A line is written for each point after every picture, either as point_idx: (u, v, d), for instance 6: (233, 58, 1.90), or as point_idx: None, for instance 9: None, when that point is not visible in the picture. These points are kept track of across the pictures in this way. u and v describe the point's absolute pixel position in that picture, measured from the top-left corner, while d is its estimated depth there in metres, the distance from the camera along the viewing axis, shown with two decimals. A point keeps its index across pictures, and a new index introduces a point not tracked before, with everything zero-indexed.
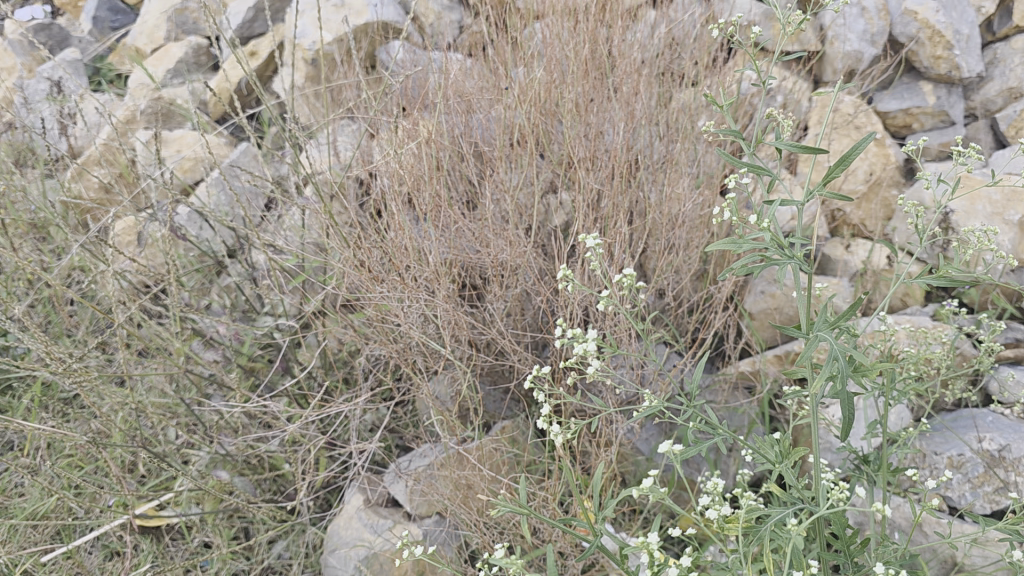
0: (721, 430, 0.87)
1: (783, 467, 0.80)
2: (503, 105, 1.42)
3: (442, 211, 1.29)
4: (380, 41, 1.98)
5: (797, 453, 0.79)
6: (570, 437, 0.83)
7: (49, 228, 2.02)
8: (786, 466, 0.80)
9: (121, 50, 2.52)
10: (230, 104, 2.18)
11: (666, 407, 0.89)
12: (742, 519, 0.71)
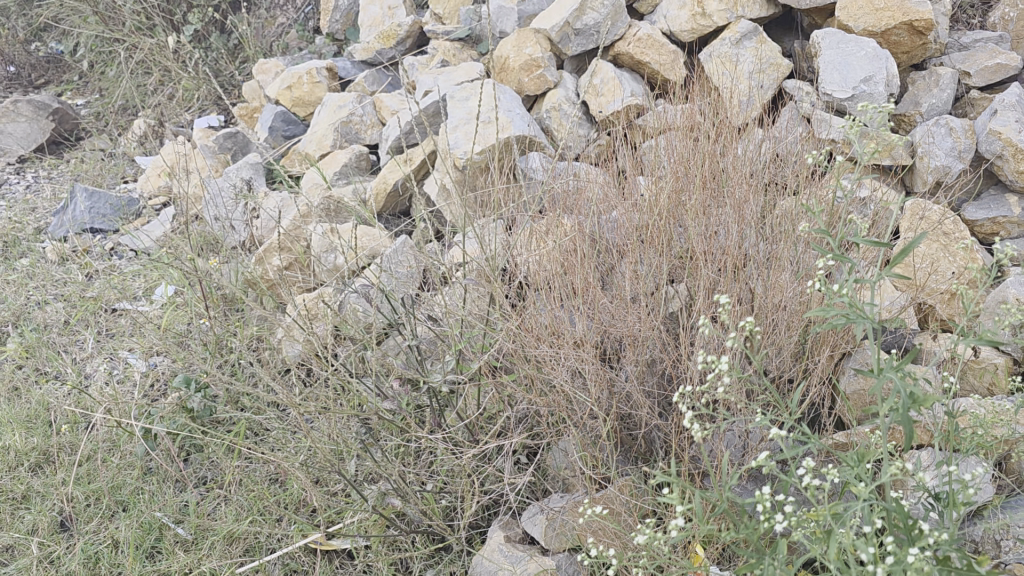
0: (814, 445, 1.09)
1: (859, 474, 1.00)
2: (636, 207, 1.73)
3: (589, 290, 1.58)
4: (522, 152, 2.34)
5: (868, 462, 1.00)
6: (702, 439, 1.11)
7: (236, 302, 2.40)
8: (862, 474, 1.00)
9: (294, 155, 2.96)
10: (388, 202, 2.55)
11: (772, 429, 1.14)
12: (823, 501, 0.92)
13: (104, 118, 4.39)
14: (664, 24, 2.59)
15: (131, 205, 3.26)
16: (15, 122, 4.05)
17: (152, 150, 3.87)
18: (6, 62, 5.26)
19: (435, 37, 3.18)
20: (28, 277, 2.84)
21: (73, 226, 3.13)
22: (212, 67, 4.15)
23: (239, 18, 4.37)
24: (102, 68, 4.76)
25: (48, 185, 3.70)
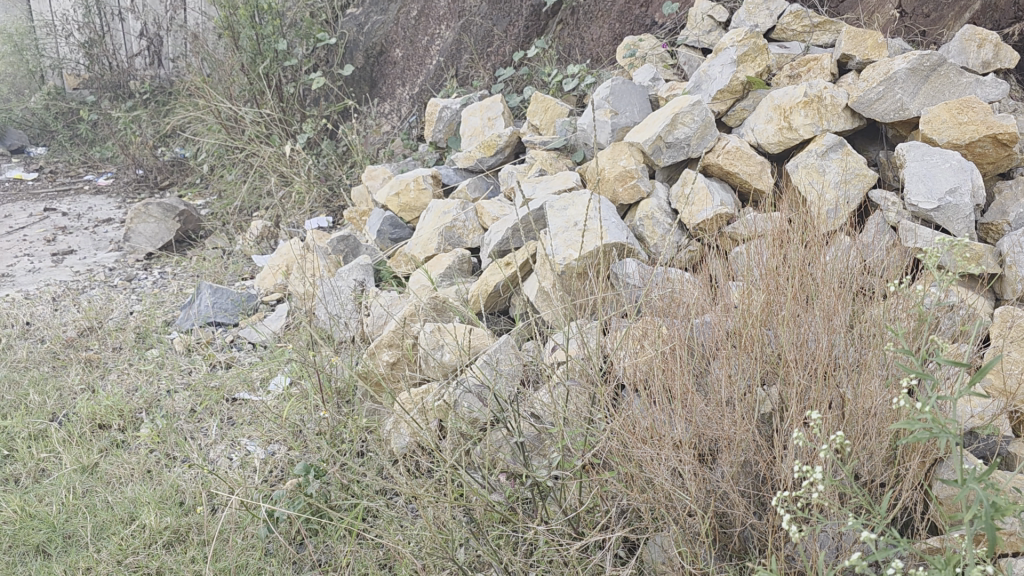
0: (904, 548, 1.16)
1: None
2: (729, 314, 1.84)
3: (686, 394, 1.69)
4: (617, 257, 2.48)
5: (956, 567, 1.07)
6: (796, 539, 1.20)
7: (349, 395, 2.58)
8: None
9: (400, 257, 3.19)
10: (488, 303, 2.73)
11: (862, 533, 1.22)
12: None
13: (223, 219, 4.76)
14: (752, 137, 2.74)
15: (250, 300, 3.54)
16: (146, 222, 4.44)
17: (267, 249, 4.18)
18: (137, 166, 5.75)
19: (533, 146, 3.42)
20: (159, 367, 3.11)
21: (198, 319, 3.41)
22: (323, 171, 4.49)
23: (348, 126, 4.73)
24: (222, 172, 5.16)
25: (174, 280, 4.03)
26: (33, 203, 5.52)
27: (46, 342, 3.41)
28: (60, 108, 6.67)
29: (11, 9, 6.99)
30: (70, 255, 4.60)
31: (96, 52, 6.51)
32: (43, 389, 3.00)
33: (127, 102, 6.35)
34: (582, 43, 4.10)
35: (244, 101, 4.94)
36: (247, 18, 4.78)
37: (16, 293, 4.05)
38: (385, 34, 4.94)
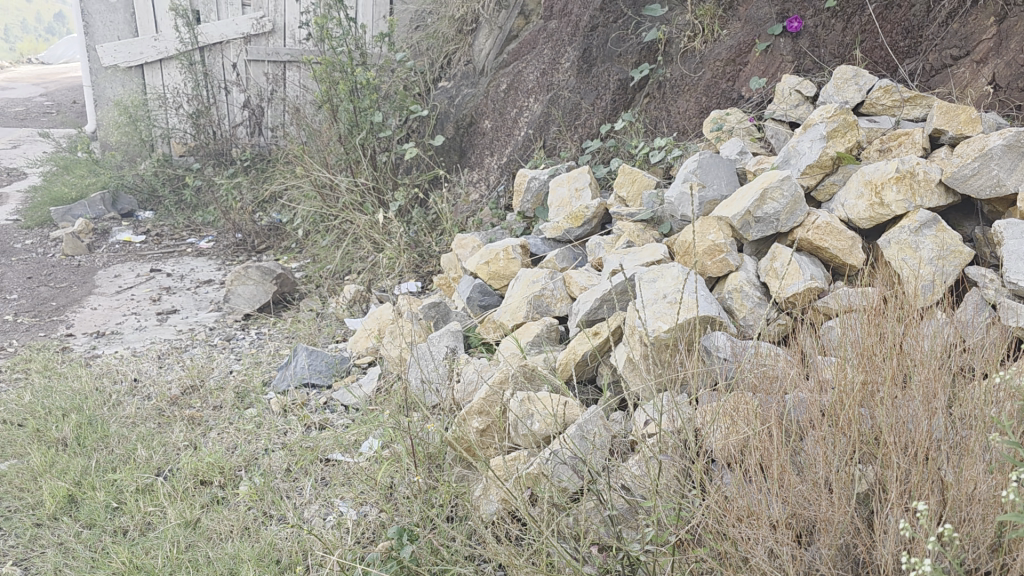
0: None
1: None
2: (823, 391, 1.83)
3: (782, 473, 1.69)
4: (705, 331, 2.50)
5: None
6: None
7: (440, 460, 2.65)
8: None
9: (490, 324, 3.29)
10: (575, 371, 2.78)
11: None
12: None
13: (317, 281, 4.94)
14: (843, 213, 2.75)
15: (342, 363, 3.66)
16: (245, 284, 4.64)
17: (359, 313, 4.33)
18: (237, 230, 6.01)
19: (620, 218, 3.50)
20: (256, 426, 3.25)
21: (293, 379, 3.56)
22: (414, 238, 4.66)
23: (439, 194, 4.91)
24: (316, 238, 5.37)
25: (270, 341, 4.21)
26: (140, 264, 5.83)
27: (152, 399, 3.59)
28: (167, 175, 6.96)
29: (127, 82, 7.32)
30: (174, 314, 4.85)
31: (202, 122, 6.93)
32: (150, 444, 3.16)
33: (229, 169, 6.71)
34: (669, 115, 4.18)
35: (340, 170, 5.18)
36: (347, 92, 5.06)
37: (124, 351, 4.28)
38: (476, 106, 5.15)
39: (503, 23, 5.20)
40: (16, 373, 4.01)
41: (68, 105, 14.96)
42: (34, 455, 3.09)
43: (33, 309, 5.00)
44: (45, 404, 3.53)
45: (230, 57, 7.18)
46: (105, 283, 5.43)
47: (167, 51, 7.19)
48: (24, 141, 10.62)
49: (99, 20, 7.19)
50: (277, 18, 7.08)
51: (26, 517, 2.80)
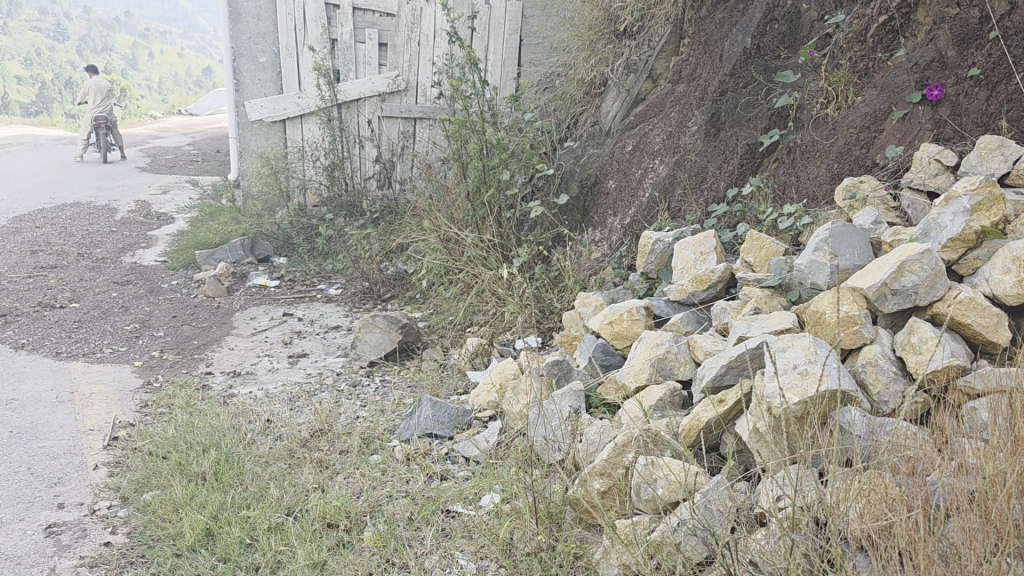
0: None
1: None
2: (971, 479, 1.76)
3: (928, 567, 1.63)
4: (835, 406, 2.42)
5: None
6: None
7: (560, 520, 2.68)
8: None
9: (611, 384, 3.32)
10: (698, 437, 2.76)
11: None
12: None
13: (439, 332, 5.08)
14: (987, 288, 2.66)
15: (464, 415, 3.75)
16: (372, 332, 4.85)
17: (480, 366, 4.44)
18: (365, 279, 6.25)
19: (746, 282, 3.49)
20: (381, 473, 3.36)
21: (417, 429, 3.67)
22: (536, 294, 4.75)
23: (561, 252, 5.00)
24: (440, 289, 5.53)
25: (394, 389, 4.35)
26: (274, 308, 6.14)
27: (284, 440, 3.76)
28: (302, 224, 7.34)
29: (270, 135, 7.76)
30: (304, 357, 5.08)
31: (337, 175, 7.34)
32: (281, 484, 3.31)
33: (360, 220, 7.02)
34: (798, 181, 4.14)
35: (466, 225, 5.35)
36: (477, 151, 5.27)
37: (258, 391, 4.50)
38: (601, 166, 5.25)
39: (632, 86, 5.37)
40: (161, 407, 4.28)
41: (210, 154, 15.96)
42: (177, 488, 3.29)
43: (176, 346, 5.33)
44: (187, 439, 3.75)
45: (366, 113, 7.66)
46: (241, 325, 5.75)
47: (309, 108, 7.63)
48: (172, 187, 11.39)
49: (249, 78, 7.59)
50: (411, 76, 7.61)
51: (168, 547, 2.98)
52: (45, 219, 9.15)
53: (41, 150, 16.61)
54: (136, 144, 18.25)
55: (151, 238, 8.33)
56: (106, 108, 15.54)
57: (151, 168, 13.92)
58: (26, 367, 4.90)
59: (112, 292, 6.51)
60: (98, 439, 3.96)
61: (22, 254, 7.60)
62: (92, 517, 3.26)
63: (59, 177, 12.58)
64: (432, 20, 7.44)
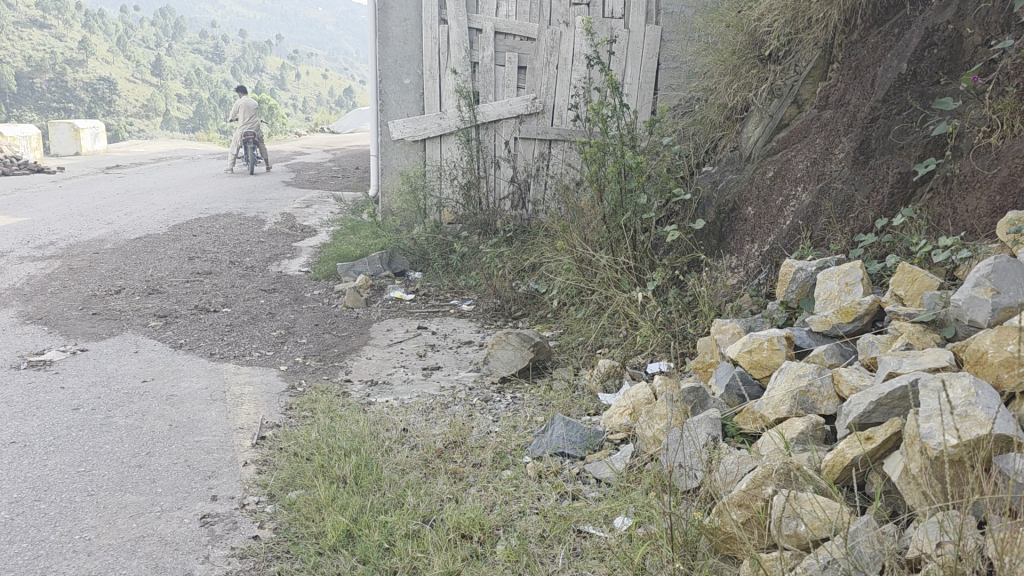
0: None
1: None
2: None
3: None
4: (999, 452, 2.29)
5: None
6: None
7: (694, 550, 2.66)
8: None
9: (749, 414, 3.27)
10: (842, 475, 2.67)
11: None
12: None
13: (570, 352, 5.12)
14: None
15: (596, 436, 3.77)
16: (504, 348, 4.93)
17: (611, 389, 4.44)
18: (496, 296, 6.36)
19: (896, 316, 3.37)
20: (514, 488, 3.42)
21: (549, 447, 3.73)
22: (668, 318, 4.72)
23: (696, 277, 4.94)
24: (572, 310, 5.56)
25: (525, 407, 4.41)
26: (409, 320, 6.34)
27: (419, 449, 3.88)
28: (438, 240, 7.55)
29: (411, 154, 8.04)
30: (437, 370, 5.22)
31: (473, 193, 7.55)
32: (417, 492, 3.42)
33: (494, 238, 7.16)
34: (955, 213, 3.96)
35: (601, 247, 5.38)
36: (615, 173, 5.30)
37: (394, 400, 4.65)
38: (739, 192, 5.18)
39: (776, 111, 5.26)
40: (304, 410, 4.50)
41: (349, 170, 16.60)
42: (321, 489, 3.45)
43: (318, 353, 5.59)
44: (330, 442, 3.93)
45: (503, 134, 7.84)
46: (378, 336, 5.97)
47: (450, 128, 7.87)
48: (314, 201, 11.93)
49: (394, 99, 7.92)
50: (548, 99, 7.72)
51: (311, 545, 3.12)
52: (201, 228, 9.77)
53: (197, 164, 17.75)
54: (282, 160, 19.28)
55: (295, 249, 8.76)
56: (255, 125, 16.44)
57: (296, 183, 14.61)
58: (183, 366, 5.24)
59: (261, 299, 6.88)
60: (248, 438, 4.19)
61: (181, 260, 8.14)
62: (242, 510, 3.45)
63: (213, 189, 13.40)
64: (571, 44, 7.54)
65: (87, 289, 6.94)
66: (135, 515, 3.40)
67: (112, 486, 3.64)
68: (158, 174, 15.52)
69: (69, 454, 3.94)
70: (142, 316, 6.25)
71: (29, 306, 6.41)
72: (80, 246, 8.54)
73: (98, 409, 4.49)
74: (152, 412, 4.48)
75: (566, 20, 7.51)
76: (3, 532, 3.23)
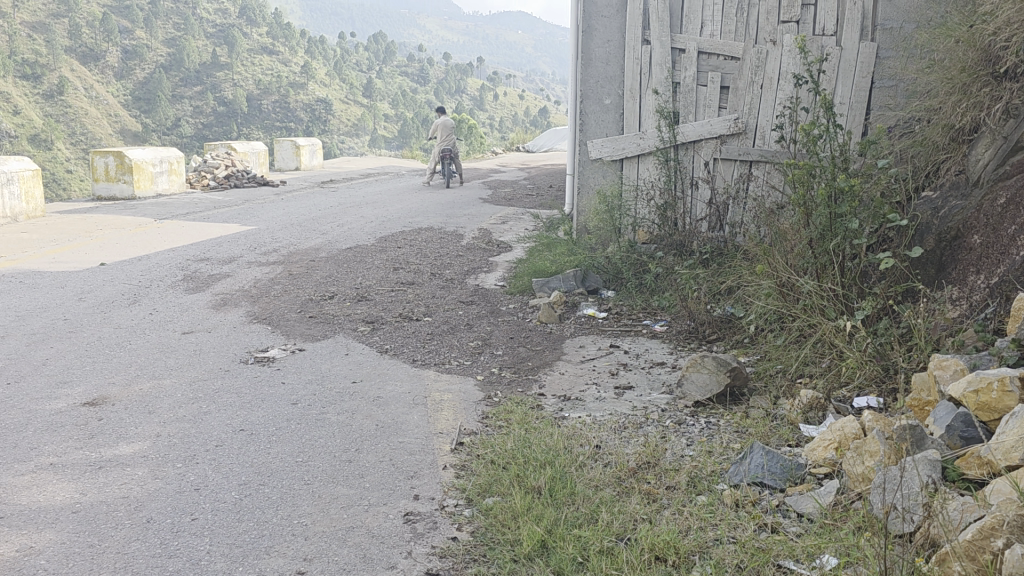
0: None
1: None
2: None
3: None
4: None
5: None
6: None
7: None
8: None
9: (974, 459, 3.03)
10: None
11: None
12: None
13: (767, 380, 4.96)
14: None
15: (798, 469, 3.62)
16: (700, 372, 4.84)
17: (814, 421, 4.26)
18: (691, 318, 6.26)
19: None
20: (709, 514, 3.36)
21: (747, 475, 3.62)
22: (880, 349, 4.48)
23: (911, 307, 4.62)
24: (771, 336, 5.37)
25: (720, 433, 4.31)
26: (601, 338, 6.37)
27: (612, 467, 3.88)
28: (632, 259, 7.48)
29: (608, 173, 8.09)
30: (630, 390, 5.20)
31: (669, 214, 7.52)
32: (611, 509, 3.44)
33: (689, 259, 7.06)
34: None
35: (806, 273, 5.17)
36: (826, 197, 5.08)
37: (587, 417, 4.69)
38: (964, 219, 4.85)
39: (1009, 131, 4.90)
40: (500, 420, 4.62)
41: (543, 189, 16.88)
42: (516, 497, 3.54)
43: (513, 365, 5.73)
44: (525, 453, 4.02)
45: (704, 155, 7.71)
46: (571, 351, 6.04)
47: (649, 148, 7.88)
48: (510, 218, 12.26)
49: (594, 119, 8.02)
50: (751, 119, 7.52)
51: (506, 551, 3.21)
52: (405, 240, 10.30)
53: (401, 180, 18.73)
54: (480, 176, 19.96)
55: (492, 263, 9.04)
56: (452, 142, 17.18)
57: (492, 199, 15.06)
58: (389, 370, 5.55)
59: (459, 310, 7.16)
60: (447, 442, 4.36)
61: (387, 270, 8.62)
62: (442, 511, 3.59)
63: (416, 203, 14.09)
64: (778, 63, 7.31)
65: (305, 294, 7.50)
66: (346, 506, 3.63)
67: (326, 477, 3.91)
68: (366, 189, 16.54)
69: (289, 444, 4.27)
70: (353, 321, 6.68)
71: (256, 306, 7.02)
72: (299, 254, 9.25)
73: (314, 405, 4.84)
74: (361, 412, 4.77)
75: (774, 39, 7.29)
76: (234, 510, 3.55)
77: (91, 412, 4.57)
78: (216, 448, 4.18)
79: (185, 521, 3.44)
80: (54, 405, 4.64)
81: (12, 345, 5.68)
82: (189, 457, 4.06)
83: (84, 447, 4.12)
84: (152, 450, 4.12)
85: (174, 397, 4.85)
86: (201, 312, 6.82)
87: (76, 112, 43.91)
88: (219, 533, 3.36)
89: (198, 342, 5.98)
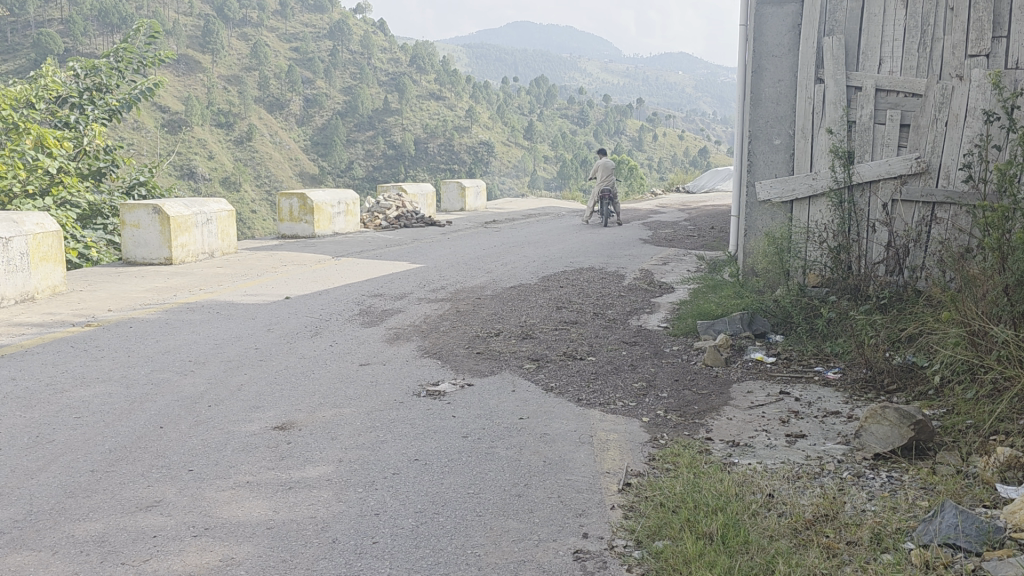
0: None
1: None
2: None
3: None
4: None
5: None
6: None
7: None
8: None
9: None
10: None
11: None
12: None
13: (955, 435, 4.66)
14: None
15: (997, 532, 3.37)
16: (880, 424, 4.60)
17: (1012, 482, 3.95)
18: (868, 366, 5.98)
19: None
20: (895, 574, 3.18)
21: (937, 535, 3.40)
22: None
23: None
24: (960, 388, 5.05)
25: (905, 488, 4.08)
26: (771, 384, 6.18)
27: (788, 518, 3.76)
28: (802, 303, 7.23)
29: (777, 215, 7.97)
30: (802, 438, 5.01)
31: (843, 256, 7.22)
32: (787, 561, 3.33)
33: (865, 304, 6.74)
34: None
35: (1000, 321, 4.84)
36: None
37: (757, 464, 4.56)
38: None
39: None
40: (668, 463, 4.58)
41: (705, 230, 16.62)
42: (688, 542, 3.49)
43: (679, 408, 5.65)
44: (695, 498, 3.96)
45: (881, 196, 7.34)
46: (739, 396, 5.89)
47: (821, 189, 7.65)
48: (672, 259, 12.14)
49: (762, 160, 8.02)
50: (933, 158, 7.10)
51: None
52: (567, 280, 10.41)
53: (562, 219, 18.97)
54: (642, 216, 19.93)
55: (655, 305, 8.97)
56: (610, 181, 17.38)
57: (653, 240, 14.98)
58: (555, 408, 5.61)
59: (623, 351, 7.15)
60: (615, 482, 4.36)
61: (550, 308, 8.75)
62: (612, 551, 3.59)
63: (577, 244, 14.23)
64: (965, 99, 6.88)
65: (472, 330, 7.74)
66: (517, 540, 3.69)
67: (497, 510, 4.00)
68: (529, 229, 16.87)
69: (461, 475, 4.41)
70: (519, 358, 6.82)
71: (426, 341, 7.31)
72: (466, 291, 9.55)
73: (483, 439, 4.97)
74: (529, 448, 4.85)
75: (961, 74, 6.90)
76: (412, 537, 3.69)
77: (281, 435, 4.90)
78: (393, 475, 4.38)
79: (367, 544, 3.62)
80: (249, 427, 5.01)
81: (212, 370, 6.18)
82: (369, 483, 4.27)
83: (276, 468, 4.42)
84: (336, 474, 4.37)
85: (355, 425, 5.12)
86: (376, 345, 7.17)
87: (262, 156, 47.43)
88: (398, 557, 3.51)
89: (374, 373, 6.29)
